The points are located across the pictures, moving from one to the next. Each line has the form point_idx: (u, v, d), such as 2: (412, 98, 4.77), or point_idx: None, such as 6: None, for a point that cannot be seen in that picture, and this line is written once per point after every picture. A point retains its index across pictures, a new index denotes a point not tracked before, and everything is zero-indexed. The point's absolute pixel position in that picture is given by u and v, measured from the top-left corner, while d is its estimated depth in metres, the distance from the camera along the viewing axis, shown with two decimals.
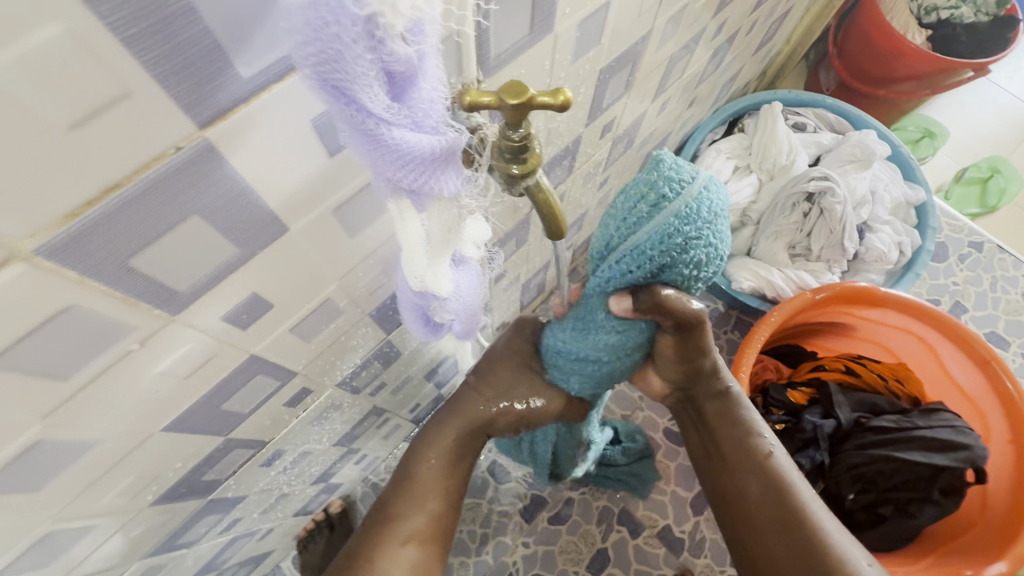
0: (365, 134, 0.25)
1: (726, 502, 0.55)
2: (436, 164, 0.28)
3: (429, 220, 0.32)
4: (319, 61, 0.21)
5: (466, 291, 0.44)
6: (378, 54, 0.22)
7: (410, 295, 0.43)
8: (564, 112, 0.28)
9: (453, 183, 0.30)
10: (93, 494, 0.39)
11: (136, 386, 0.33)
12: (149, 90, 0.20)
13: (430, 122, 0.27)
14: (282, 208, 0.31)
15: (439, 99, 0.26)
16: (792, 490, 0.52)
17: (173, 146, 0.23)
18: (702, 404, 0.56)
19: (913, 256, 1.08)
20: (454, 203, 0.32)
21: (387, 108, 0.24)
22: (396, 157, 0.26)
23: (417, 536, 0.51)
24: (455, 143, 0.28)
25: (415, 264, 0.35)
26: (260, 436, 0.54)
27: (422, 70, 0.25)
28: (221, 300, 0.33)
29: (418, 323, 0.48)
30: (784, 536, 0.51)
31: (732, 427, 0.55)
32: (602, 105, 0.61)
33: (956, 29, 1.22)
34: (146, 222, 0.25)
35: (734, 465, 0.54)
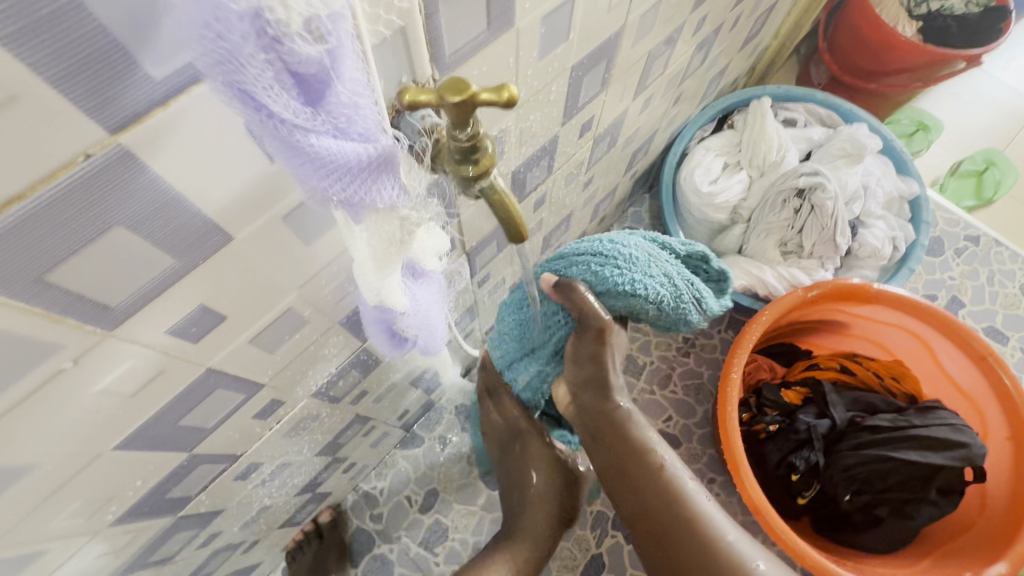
0: (282, 143, 0.24)
1: (634, 510, 0.57)
2: (367, 171, 0.26)
3: (369, 231, 0.30)
4: (216, 62, 0.20)
5: (427, 304, 0.43)
6: (277, 54, 0.21)
7: (368, 309, 0.41)
8: (510, 109, 0.27)
9: (389, 192, 0.28)
10: (43, 516, 0.38)
11: (75, 405, 0.32)
12: (42, 95, 0.19)
13: (355, 126, 0.25)
14: (220, 216, 0.29)
15: (361, 101, 0.25)
16: (684, 492, 0.55)
17: (82, 153, 0.22)
18: (596, 417, 0.58)
19: (907, 251, 1.06)
20: (393, 215, 0.30)
21: (300, 113, 0.23)
22: (321, 165, 0.25)
23: None
24: (387, 149, 0.27)
25: (366, 276, 0.34)
26: (229, 450, 0.52)
27: (336, 72, 0.23)
28: (164, 314, 0.32)
29: (383, 337, 0.46)
30: (685, 538, 0.54)
31: (627, 446, 0.57)
32: (578, 103, 0.60)
33: (947, 20, 1.20)
34: (60, 236, 0.23)
35: (635, 476, 0.56)
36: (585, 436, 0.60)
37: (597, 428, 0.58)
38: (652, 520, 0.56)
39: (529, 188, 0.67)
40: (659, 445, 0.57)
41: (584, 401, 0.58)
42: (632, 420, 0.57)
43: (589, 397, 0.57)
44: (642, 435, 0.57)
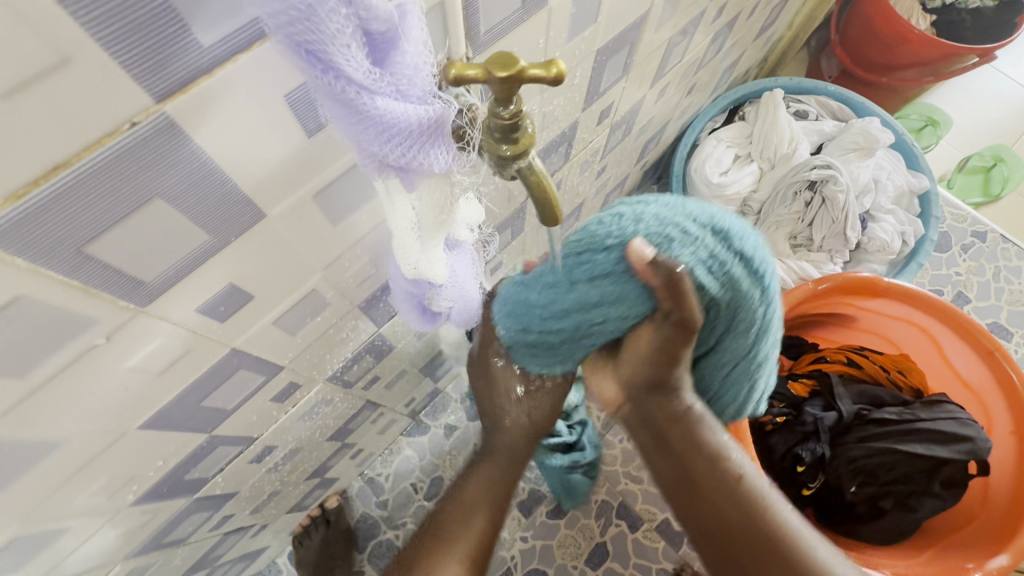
0: (346, 106, 0.23)
1: (703, 532, 0.50)
2: (427, 136, 0.26)
3: (420, 200, 0.30)
4: (290, 21, 0.19)
5: (461, 276, 0.42)
6: (355, 9, 0.21)
7: (401, 279, 0.40)
8: (557, 86, 0.26)
9: (444, 159, 0.27)
10: (66, 495, 0.38)
11: (105, 382, 0.31)
12: (92, 56, 0.19)
13: (416, 90, 0.25)
14: (255, 192, 0.29)
15: (422, 63, 0.25)
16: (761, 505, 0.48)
17: (127, 122, 0.21)
18: (662, 424, 0.49)
19: (915, 246, 1.06)
20: (444, 181, 0.29)
21: (367, 74, 0.22)
22: (382, 129, 0.24)
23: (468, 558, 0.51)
24: (444, 116, 0.26)
25: (407, 249, 0.33)
26: (246, 433, 0.52)
27: (403, 30, 0.23)
28: (195, 292, 0.31)
29: (412, 311, 0.45)
30: (767, 557, 0.48)
31: (698, 451, 0.49)
32: (600, 89, 0.59)
33: (961, 14, 1.20)
34: (99, 207, 0.23)
35: (709, 492, 0.49)
36: (643, 442, 0.52)
37: (658, 436, 0.50)
38: (729, 534, 0.49)
39: (547, 175, 0.66)
40: (728, 447, 0.50)
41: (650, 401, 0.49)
42: (704, 420, 0.49)
43: (657, 394, 0.48)
44: (714, 437, 0.49)
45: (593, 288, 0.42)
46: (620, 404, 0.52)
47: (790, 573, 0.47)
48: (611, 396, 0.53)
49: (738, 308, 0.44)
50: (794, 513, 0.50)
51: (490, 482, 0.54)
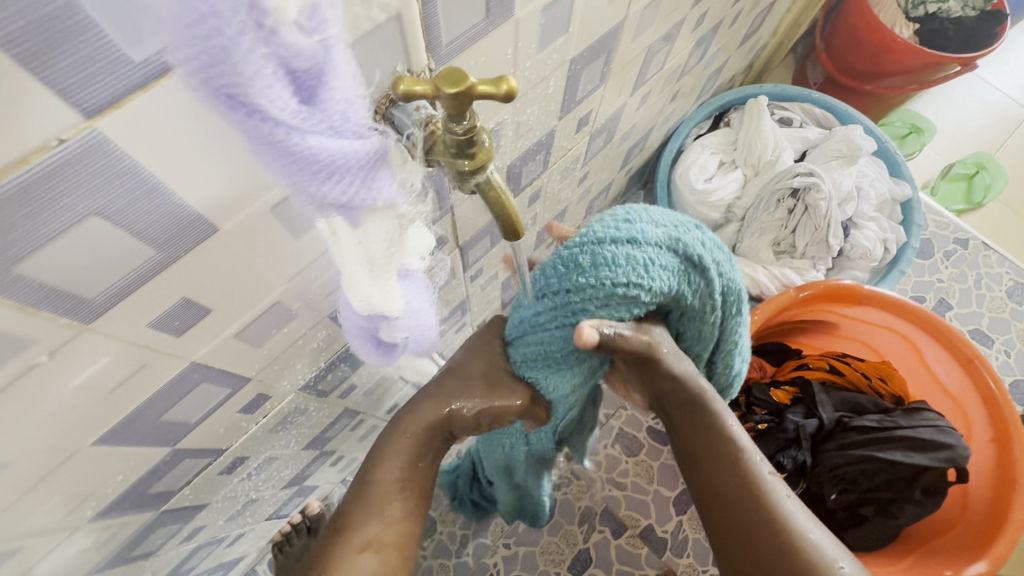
0: (275, 147, 0.22)
1: (706, 504, 0.53)
2: (365, 170, 0.26)
3: (367, 235, 0.29)
4: (204, 65, 0.18)
5: (418, 310, 0.41)
6: (273, 48, 0.20)
7: (353, 314, 0.38)
8: (508, 102, 0.26)
9: (385, 188, 0.27)
10: (17, 514, 0.37)
11: (51, 400, 0.30)
12: (8, 74, 0.18)
13: (352, 125, 0.24)
14: (206, 208, 0.28)
15: (354, 97, 0.24)
16: (763, 486, 0.51)
17: (55, 139, 0.20)
18: (669, 403, 0.53)
19: (897, 254, 1.07)
20: (390, 213, 0.29)
21: (296, 114, 0.21)
22: (314, 168, 0.23)
23: (375, 545, 0.49)
24: (375, 143, 0.26)
25: (358, 285, 0.31)
26: (213, 446, 0.51)
27: (330, 66, 0.22)
28: (145, 308, 0.30)
29: (368, 345, 0.43)
30: (767, 541, 0.50)
31: (702, 430, 0.53)
32: (576, 97, 0.59)
33: (944, 23, 1.21)
34: (28, 228, 0.22)
35: (714, 469, 0.52)
36: (660, 424, 0.56)
37: (668, 414, 0.54)
38: (727, 508, 0.52)
39: (525, 183, 0.66)
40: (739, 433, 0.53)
41: (664, 395, 0.52)
42: (715, 407, 0.53)
43: (669, 388, 0.52)
44: (723, 421, 0.53)
45: (601, 274, 0.44)
46: (637, 394, 0.57)
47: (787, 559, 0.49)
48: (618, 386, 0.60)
49: (724, 321, 0.52)
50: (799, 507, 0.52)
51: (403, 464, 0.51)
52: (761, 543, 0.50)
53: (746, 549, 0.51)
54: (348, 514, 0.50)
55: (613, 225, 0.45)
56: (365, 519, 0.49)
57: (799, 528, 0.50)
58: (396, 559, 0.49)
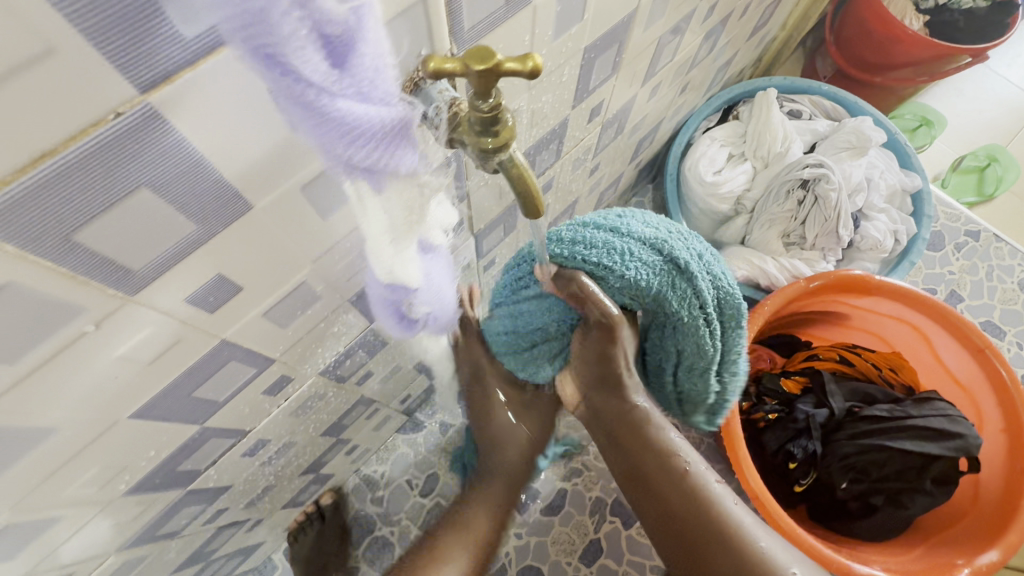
0: (306, 108, 0.23)
1: (655, 520, 0.56)
2: (388, 138, 0.27)
3: (391, 202, 0.31)
4: (243, 21, 0.20)
5: (440, 279, 0.42)
6: (307, 12, 0.21)
7: (375, 286, 0.39)
8: (533, 80, 0.27)
9: (409, 159, 0.29)
10: (57, 484, 0.38)
11: (95, 370, 0.32)
12: (75, 47, 0.19)
13: (378, 92, 0.25)
14: (244, 184, 0.30)
15: (382, 66, 0.25)
16: (704, 495, 0.53)
17: (112, 112, 0.22)
18: (613, 419, 0.56)
19: (908, 245, 1.07)
20: (411, 181, 0.31)
21: (327, 78, 0.23)
22: (344, 130, 0.25)
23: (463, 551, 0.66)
24: (402, 114, 0.27)
25: (383, 252, 0.34)
26: (238, 426, 0.53)
27: (361, 33, 0.23)
28: (182, 282, 0.32)
29: (391, 318, 0.44)
30: (714, 550, 0.52)
31: (643, 446, 0.55)
32: (589, 87, 0.60)
33: (954, 14, 1.20)
34: (84, 198, 0.24)
35: (659, 488, 0.54)
36: (601, 439, 0.59)
37: (614, 433, 0.56)
38: (671, 519, 0.54)
39: (538, 172, 0.67)
40: (683, 448, 0.55)
41: (602, 398, 0.56)
42: (652, 419, 0.55)
43: (607, 392, 0.55)
44: (662, 435, 0.55)
45: (589, 253, 0.47)
46: (577, 402, 0.59)
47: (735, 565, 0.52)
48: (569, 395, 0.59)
49: (724, 334, 0.53)
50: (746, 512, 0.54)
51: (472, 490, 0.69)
52: (703, 549, 0.53)
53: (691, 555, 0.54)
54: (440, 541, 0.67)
55: (603, 216, 0.49)
56: (453, 549, 0.66)
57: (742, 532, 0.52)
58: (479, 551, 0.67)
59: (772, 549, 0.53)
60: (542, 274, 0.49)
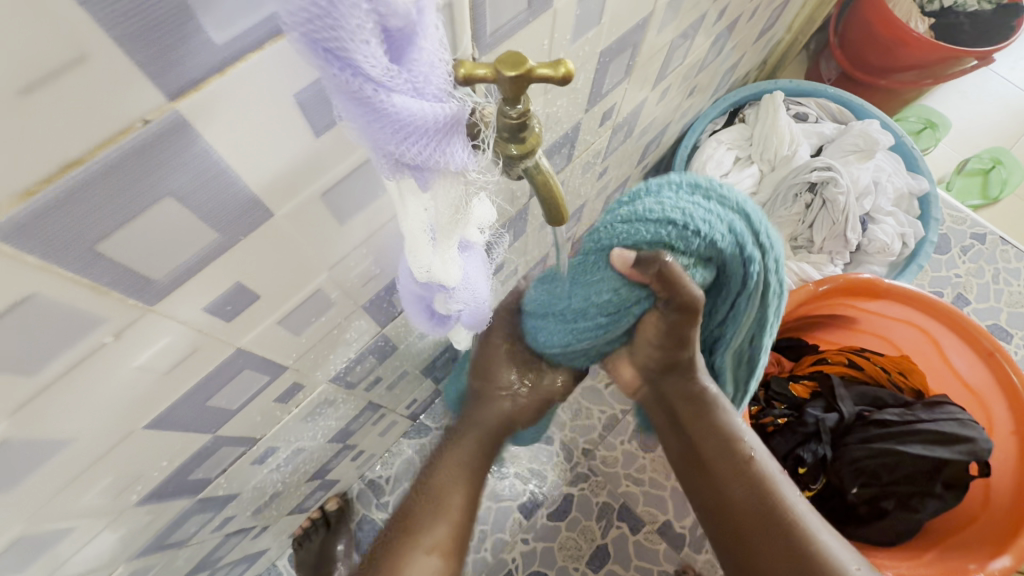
0: (361, 104, 0.23)
1: (715, 510, 0.54)
2: (439, 136, 0.25)
3: (436, 198, 0.29)
4: (308, 18, 0.19)
5: (475, 279, 0.42)
6: (372, 5, 0.21)
7: (409, 283, 0.41)
8: (565, 85, 0.26)
9: (461, 157, 0.27)
10: (70, 495, 0.37)
11: (111, 382, 0.31)
12: (107, 57, 0.19)
13: (432, 88, 0.25)
14: (265, 191, 0.29)
15: (437, 61, 0.25)
16: (771, 485, 0.53)
17: (140, 120, 0.21)
18: (678, 401, 0.55)
19: (915, 248, 1.06)
20: (460, 180, 0.28)
21: (385, 71, 0.22)
22: (398, 126, 0.24)
23: (440, 548, 0.51)
24: (459, 113, 0.26)
25: (419, 252, 0.33)
26: (249, 434, 0.52)
27: (421, 29, 0.24)
28: (204, 290, 0.31)
29: (422, 315, 0.45)
30: (775, 538, 0.51)
31: (710, 429, 0.54)
32: (602, 90, 0.59)
33: (959, 17, 1.21)
34: (108, 208, 0.23)
35: (720, 472, 0.54)
36: (663, 421, 0.58)
37: (674, 411, 0.56)
38: (737, 510, 0.53)
39: None
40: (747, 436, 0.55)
41: (664, 377, 0.55)
42: (719, 404, 0.55)
43: (673, 374, 0.54)
44: (729, 420, 0.55)
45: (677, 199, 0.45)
46: (637, 384, 0.58)
47: (796, 556, 0.50)
48: (627, 378, 0.59)
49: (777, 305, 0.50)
50: (807, 507, 0.53)
51: (462, 470, 0.56)
52: (769, 542, 0.51)
53: (751, 546, 0.52)
54: (412, 520, 0.53)
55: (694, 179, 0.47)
56: (431, 523, 0.52)
57: (808, 530, 0.51)
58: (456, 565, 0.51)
59: (832, 545, 0.51)
60: (621, 258, 0.44)
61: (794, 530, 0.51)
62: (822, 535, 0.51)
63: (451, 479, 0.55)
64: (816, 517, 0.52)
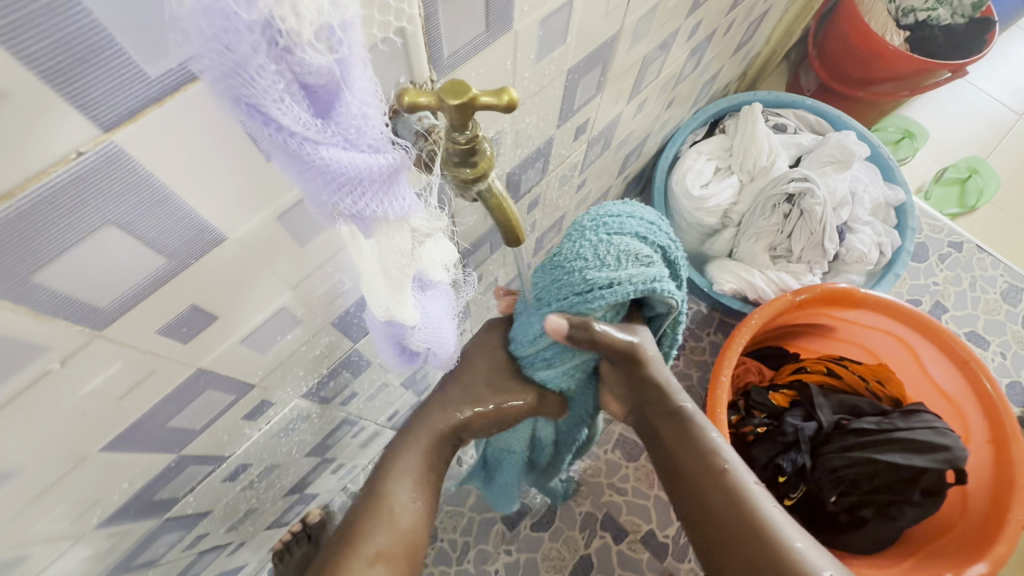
0: (289, 155, 0.23)
1: (695, 521, 0.54)
2: (377, 183, 0.26)
3: (379, 245, 0.29)
4: (223, 75, 0.19)
5: (436, 315, 0.41)
6: (287, 65, 0.21)
7: (377, 324, 0.40)
8: (510, 113, 0.27)
9: (399, 205, 0.28)
10: (24, 521, 0.37)
11: (61, 407, 0.31)
12: (35, 92, 0.19)
13: (364, 139, 0.25)
14: (215, 216, 0.29)
15: (371, 112, 0.25)
16: (746, 495, 0.52)
17: (74, 151, 0.21)
18: (657, 416, 0.56)
19: (893, 257, 1.08)
20: (402, 228, 0.29)
21: (307, 125, 0.22)
22: (329, 178, 0.24)
23: (384, 555, 0.49)
24: (396, 163, 0.27)
25: (376, 294, 0.34)
26: (217, 452, 0.52)
27: (348, 82, 0.23)
28: (156, 313, 0.31)
29: (392, 352, 0.45)
30: (751, 548, 0.50)
31: (687, 442, 0.55)
32: (574, 106, 0.60)
33: (933, 30, 1.23)
34: (44, 238, 0.23)
35: (697, 484, 0.54)
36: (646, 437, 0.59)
37: (653, 428, 0.57)
38: (714, 520, 0.52)
39: (523, 190, 0.67)
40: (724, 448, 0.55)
41: (641, 395, 0.56)
42: (694, 418, 0.56)
43: (648, 391, 0.55)
44: (705, 433, 0.55)
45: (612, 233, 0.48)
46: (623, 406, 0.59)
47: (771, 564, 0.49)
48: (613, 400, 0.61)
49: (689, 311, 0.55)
50: (784, 516, 0.52)
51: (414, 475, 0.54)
52: (746, 553, 0.50)
53: (731, 557, 0.51)
54: (356, 527, 0.51)
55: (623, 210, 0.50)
56: (375, 530, 0.50)
57: (784, 539, 0.50)
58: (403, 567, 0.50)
59: (810, 555, 0.50)
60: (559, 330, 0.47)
61: (770, 541, 0.50)
62: (798, 543, 0.50)
63: (400, 482, 0.53)
64: (795, 526, 0.52)
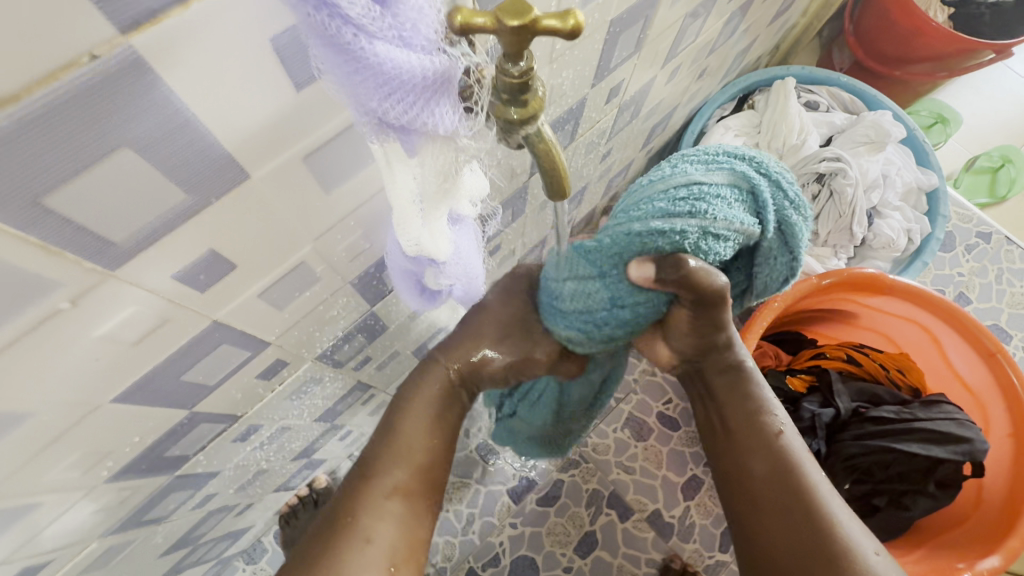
0: (341, 49, 0.21)
1: (730, 482, 0.53)
2: (428, 91, 0.24)
3: (423, 165, 0.27)
4: None
5: (467, 251, 0.40)
6: None
7: (400, 259, 0.38)
8: (573, 40, 0.24)
9: (450, 120, 0.25)
10: (34, 469, 0.35)
11: (72, 351, 0.29)
12: None
13: (420, 40, 0.23)
14: (240, 149, 0.27)
15: (428, 8, 0.22)
16: (800, 465, 0.50)
17: (87, 54, 0.19)
18: (713, 374, 0.53)
19: (921, 244, 1.04)
20: (449, 146, 0.27)
21: (363, 12, 0.20)
22: (381, 78, 0.22)
23: (402, 489, 0.45)
24: (451, 71, 0.24)
25: (408, 226, 0.31)
26: (230, 411, 0.50)
27: None
28: (172, 256, 0.29)
29: (413, 291, 0.43)
30: (793, 516, 0.48)
31: (742, 401, 0.53)
32: (610, 64, 0.56)
33: (980, 8, 1.17)
34: (53, 155, 0.20)
35: (745, 443, 0.52)
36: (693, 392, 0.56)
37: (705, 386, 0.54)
38: (756, 484, 0.51)
39: None
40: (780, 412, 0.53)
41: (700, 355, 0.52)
42: (752, 377, 0.53)
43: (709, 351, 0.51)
44: (760, 394, 0.53)
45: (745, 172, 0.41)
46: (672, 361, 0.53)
47: (806, 531, 0.48)
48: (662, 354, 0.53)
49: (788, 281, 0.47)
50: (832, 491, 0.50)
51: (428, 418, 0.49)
52: (785, 518, 0.49)
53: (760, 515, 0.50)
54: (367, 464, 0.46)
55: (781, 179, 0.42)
56: (388, 466, 0.45)
57: (828, 510, 0.48)
58: (421, 504, 0.45)
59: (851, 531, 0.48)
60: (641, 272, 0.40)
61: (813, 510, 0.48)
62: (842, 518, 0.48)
63: (415, 425, 0.48)
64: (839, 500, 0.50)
